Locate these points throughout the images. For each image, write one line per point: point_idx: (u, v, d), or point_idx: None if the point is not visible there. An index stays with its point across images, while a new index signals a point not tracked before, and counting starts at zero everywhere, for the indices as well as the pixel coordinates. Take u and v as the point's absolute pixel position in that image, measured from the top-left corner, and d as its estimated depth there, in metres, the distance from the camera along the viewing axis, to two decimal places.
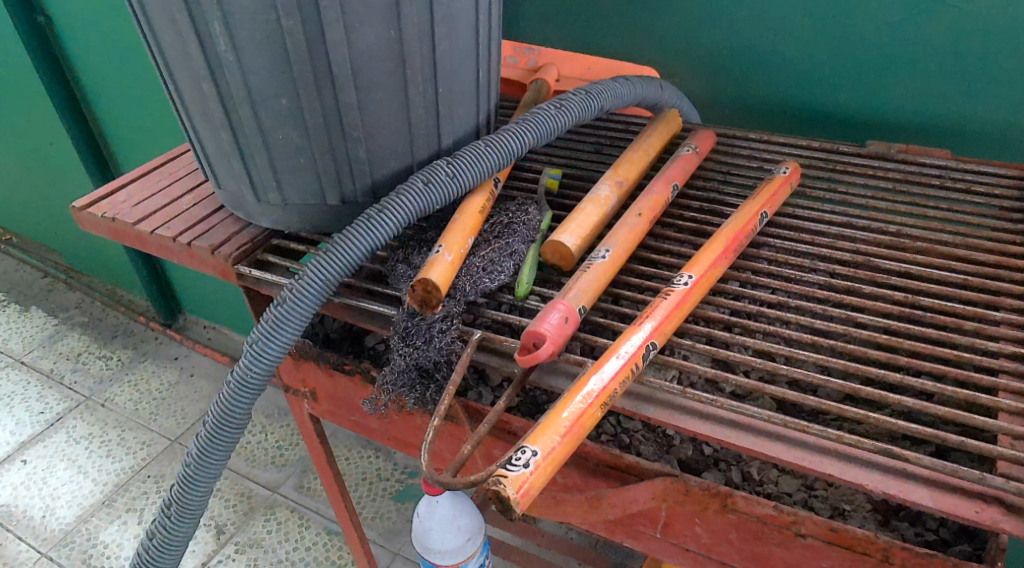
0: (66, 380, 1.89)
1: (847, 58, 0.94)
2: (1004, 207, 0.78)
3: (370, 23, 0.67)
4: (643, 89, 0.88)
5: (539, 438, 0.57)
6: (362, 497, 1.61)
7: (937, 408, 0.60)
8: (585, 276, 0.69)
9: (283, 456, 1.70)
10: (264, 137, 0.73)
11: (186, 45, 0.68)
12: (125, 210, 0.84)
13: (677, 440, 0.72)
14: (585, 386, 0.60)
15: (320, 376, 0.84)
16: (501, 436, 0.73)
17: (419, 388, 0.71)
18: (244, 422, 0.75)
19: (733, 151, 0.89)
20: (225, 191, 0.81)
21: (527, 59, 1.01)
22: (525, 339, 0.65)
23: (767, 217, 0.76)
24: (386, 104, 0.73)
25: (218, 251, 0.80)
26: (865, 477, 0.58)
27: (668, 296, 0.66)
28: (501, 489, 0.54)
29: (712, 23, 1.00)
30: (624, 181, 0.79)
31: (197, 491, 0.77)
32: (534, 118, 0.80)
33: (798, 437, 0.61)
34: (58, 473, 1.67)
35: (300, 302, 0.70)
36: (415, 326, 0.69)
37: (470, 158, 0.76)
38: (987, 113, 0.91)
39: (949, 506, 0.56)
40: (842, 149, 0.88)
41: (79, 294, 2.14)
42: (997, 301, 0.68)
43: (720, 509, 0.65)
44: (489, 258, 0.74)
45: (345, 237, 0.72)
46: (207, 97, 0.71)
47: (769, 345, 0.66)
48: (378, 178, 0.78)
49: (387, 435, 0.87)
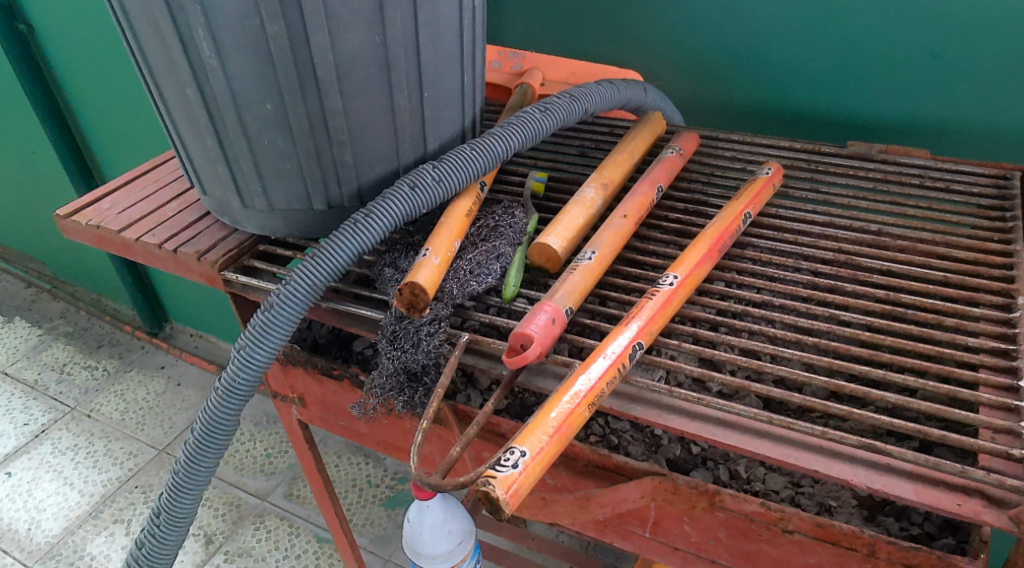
0: (51, 391, 1.87)
1: (827, 59, 0.96)
2: (981, 205, 0.79)
3: (355, 29, 0.68)
4: (627, 92, 0.88)
5: (527, 438, 0.57)
6: (352, 504, 1.61)
7: (920, 403, 0.61)
8: (572, 277, 0.70)
9: (272, 464, 1.70)
10: (250, 142, 0.73)
11: (169, 51, 0.68)
12: (110, 217, 0.84)
13: (665, 439, 0.73)
14: (573, 386, 0.60)
15: (308, 381, 0.84)
16: (490, 437, 0.73)
17: (408, 391, 0.71)
18: (233, 429, 0.75)
19: (718, 153, 0.90)
20: (211, 198, 0.81)
21: (512, 63, 1.02)
22: (513, 341, 0.65)
23: (751, 217, 0.77)
24: (372, 108, 0.73)
25: (205, 257, 0.79)
26: (849, 472, 0.59)
27: (654, 296, 0.67)
28: (490, 490, 0.53)
29: (695, 27, 1.01)
30: (609, 183, 0.80)
31: (186, 498, 0.76)
32: (519, 122, 0.81)
33: (784, 434, 0.61)
34: (43, 485, 1.66)
35: (288, 306, 0.70)
36: (403, 329, 0.69)
37: (456, 162, 0.77)
38: (964, 112, 0.93)
39: (933, 500, 0.57)
40: (824, 150, 0.88)
41: (64, 304, 2.13)
42: (975, 297, 0.69)
43: (709, 507, 0.65)
44: (476, 261, 0.74)
45: (332, 241, 0.72)
46: (192, 103, 0.71)
47: (755, 344, 0.67)
48: (364, 182, 0.78)
49: (376, 440, 0.87)
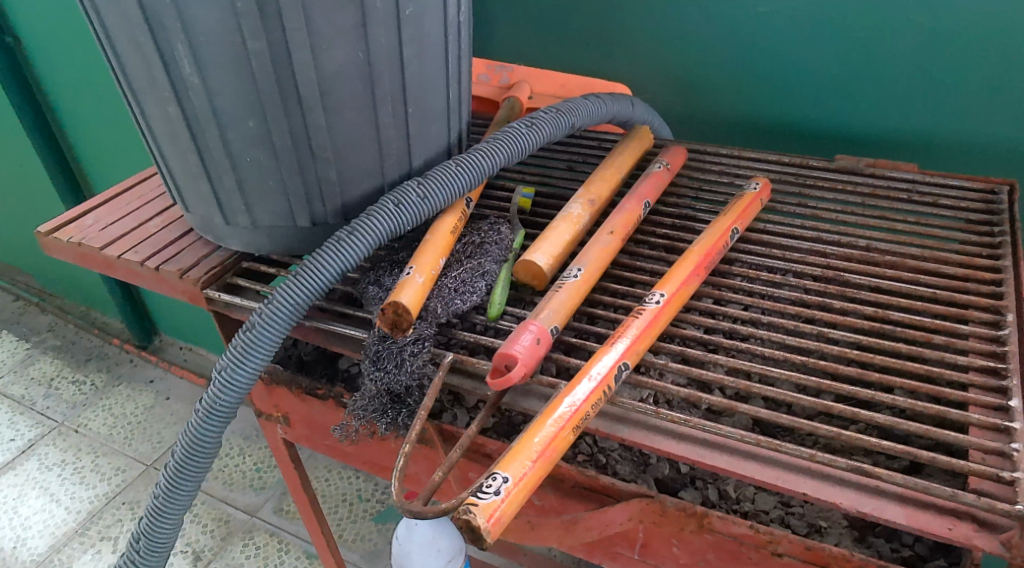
0: (38, 406, 1.85)
1: (815, 71, 0.95)
2: (970, 219, 0.79)
3: (338, 46, 0.67)
4: (614, 106, 0.88)
5: (510, 464, 0.55)
6: (343, 518, 1.59)
7: (909, 425, 0.60)
8: (557, 295, 0.69)
9: (261, 479, 1.68)
10: (232, 159, 0.72)
11: (151, 68, 0.67)
12: (92, 234, 0.83)
13: (654, 459, 0.72)
14: (557, 409, 0.58)
15: (292, 400, 0.83)
16: (476, 458, 0.72)
17: (391, 413, 0.70)
18: (213, 453, 0.74)
19: (705, 167, 0.89)
20: (194, 215, 0.80)
21: (500, 77, 1.02)
22: (497, 361, 0.64)
23: (738, 232, 0.76)
24: (355, 125, 0.72)
25: (187, 275, 0.79)
26: (838, 494, 0.58)
27: (640, 314, 0.66)
28: (471, 518, 0.52)
29: (683, 41, 1.00)
30: (596, 199, 0.79)
31: (167, 522, 0.75)
32: (504, 137, 0.80)
33: (773, 456, 0.60)
34: (30, 502, 1.64)
35: (270, 326, 0.69)
36: (386, 349, 0.68)
37: (441, 178, 0.76)
38: (953, 126, 0.92)
39: (923, 523, 0.56)
40: (811, 164, 0.88)
41: (52, 317, 2.10)
42: (965, 314, 0.68)
43: (698, 529, 0.64)
44: (460, 279, 0.73)
45: (315, 260, 0.71)
46: (173, 120, 0.71)
47: (742, 363, 0.66)
48: (349, 199, 0.77)
49: (362, 459, 0.85)
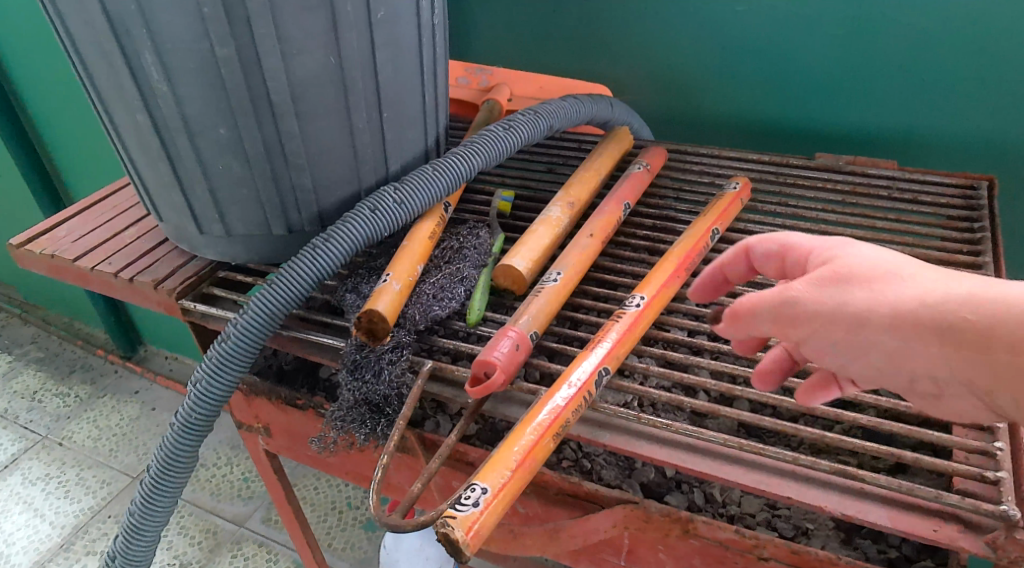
0: (21, 419, 1.83)
1: (795, 69, 0.95)
2: (950, 216, 0.78)
3: (309, 50, 0.66)
4: (593, 107, 0.87)
5: (488, 474, 0.54)
6: (332, 526, 1.58)
7: (891, 425, 0.59)
8: (536, 300, 0.68)
9: (248, 488, 1.66)
10: (204, 167, 0.70)
11: (118, 76, 0.66)
12: (66, 245, 0.81)
13: (639, 464, 0.71)
14: (536, 417, 0.57)
15: (272, 411, 0.82)
16: (458, 467, 0.71)
17: (370, 422, 0.68)
18: (189, 469, 0.72)
19: (686, 167, 0.89)
20: (168, 224, 0.79)
21: (479, 80, 1.02)
22: (476, 369, 0.63)
23: (719, 233, 0.76)
24: (329, 131, 0.71)
25: (162, 285, 0.77)
26: (823, 498, 0.57)
27: (620, 318, 0.65)
28: (449, 532, 0.51)
29: (663, 40, 1.00)
30: (575, 201, 0.78)
31: (143, 540, 0.74)
32: (482, 140, 0.79)
33: (756, 459, 0.60)
34: (13, 517, 1.61)
35: (244, 338, 0.68)
36: (363, 359, 0.67)
37: (418, 183, 0.75)
38: (933, 123, 0.92)
39: (908, 526, 0.55)
40: (792, 162, 0.88)
41: (35, 329, 2.08)
42: None
43: (683, 535, 0.63)
44: (439, 284, 0.72)
45: (290, 268, 0.70)
46: (143, 128, 0.69)
47: (724, 366, 0.66)
48: (324, 206, 0.76)
49: (344, 470, 0.84)
